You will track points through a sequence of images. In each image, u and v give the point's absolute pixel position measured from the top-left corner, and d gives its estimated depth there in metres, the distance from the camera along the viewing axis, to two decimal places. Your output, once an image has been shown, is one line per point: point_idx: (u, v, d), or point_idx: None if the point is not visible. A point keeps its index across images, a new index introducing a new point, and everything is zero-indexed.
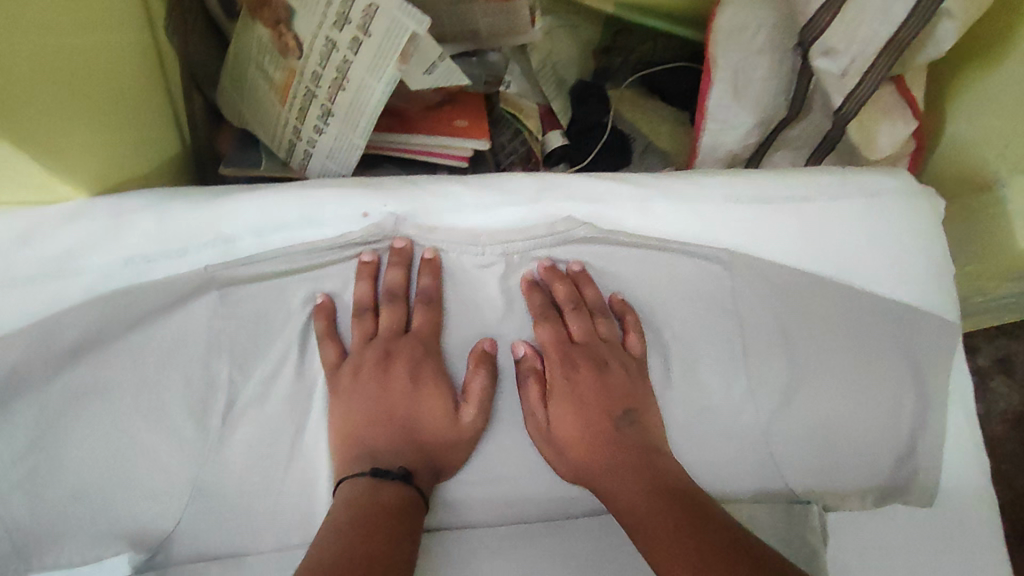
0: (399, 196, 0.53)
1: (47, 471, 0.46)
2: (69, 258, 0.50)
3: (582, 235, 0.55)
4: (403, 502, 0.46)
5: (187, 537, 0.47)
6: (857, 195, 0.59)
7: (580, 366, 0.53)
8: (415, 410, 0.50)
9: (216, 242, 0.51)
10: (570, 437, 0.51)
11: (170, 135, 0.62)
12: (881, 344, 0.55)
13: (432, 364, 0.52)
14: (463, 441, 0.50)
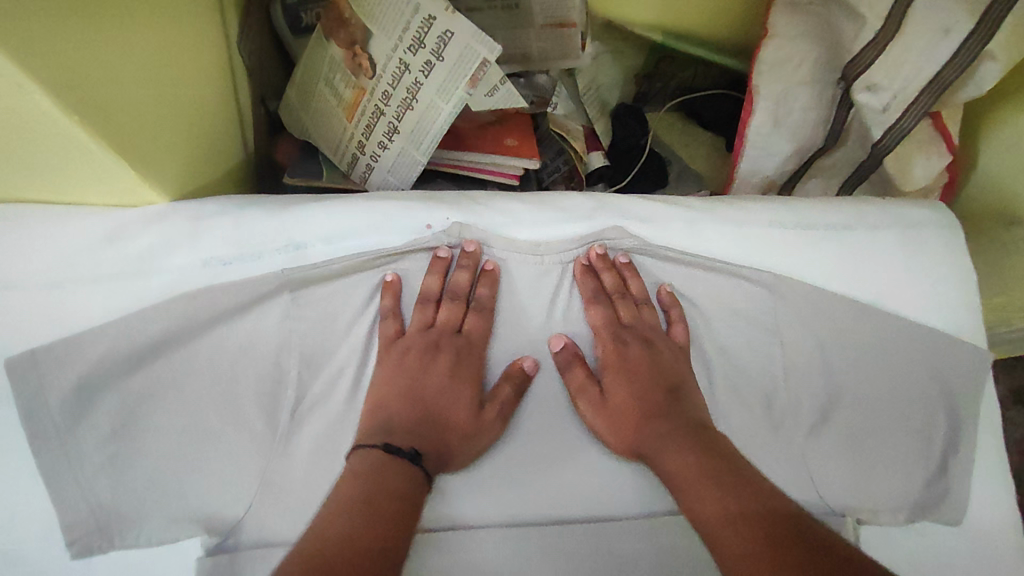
0: (461, 209, 0.58)
1: (127, 456, 0.49)
2: (149, 257, 0.53)
3: (631, 247, 0.58)
4: (410, 484, 0.47)
5: (256, 523, 0.48)
6: (896, 225, 0.62)
7: (630, 345, 0.55)
8: (447, 404, 0.52)
9: (287, 248, 0.54)
10: (623, 412, 0.53)
11: (236, 142, 0.65)
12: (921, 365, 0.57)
13: (474, 363, 0.54)
14: (478, 442, 0.52)
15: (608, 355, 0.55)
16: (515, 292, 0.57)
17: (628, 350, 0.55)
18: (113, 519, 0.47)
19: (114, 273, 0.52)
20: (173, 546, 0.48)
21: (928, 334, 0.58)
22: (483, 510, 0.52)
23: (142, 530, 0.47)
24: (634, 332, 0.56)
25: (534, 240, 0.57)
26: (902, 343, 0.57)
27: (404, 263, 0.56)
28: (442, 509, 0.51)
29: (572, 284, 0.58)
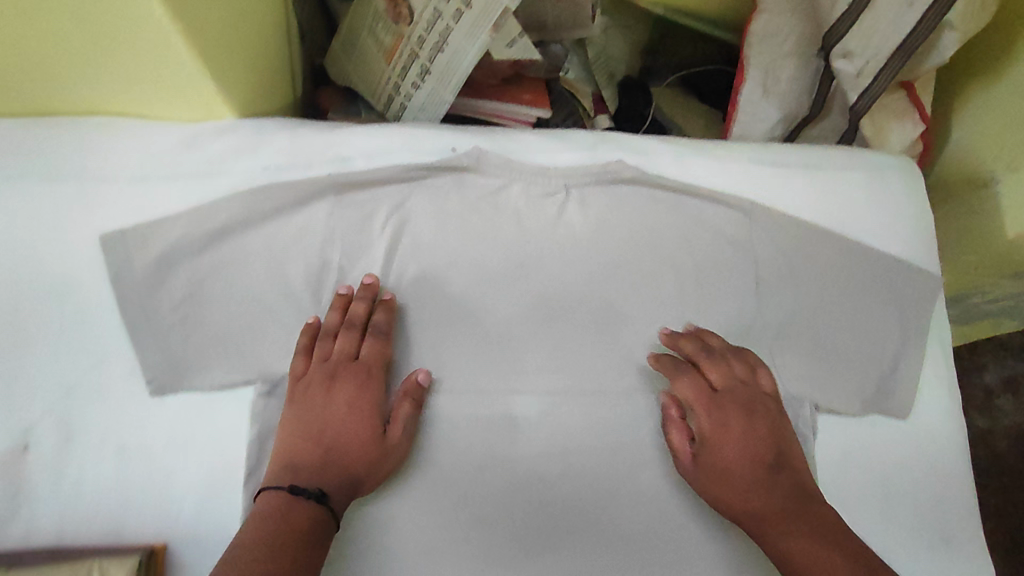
0: (484, 136, 0.67)
1: (195, 319, 0.58)
2: (219, 161, 0.63)
3: (630, 176, 0.66)
4: (311, 522, 0.50)
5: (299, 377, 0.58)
6: (862, 168, 0.70)
7: (727, 413, 0.59)
8: (351, 434, 0.56)
9: (334, 161, 0.64)
10: (724, 485, 0.57)
11: (290, 82, 0.75)
12: (877, 287, 0.65)
13: (373, 388, 0.58)
14: (387, 463, 0.56)
15: (711, 413, 0.59)
16: (526, 212, 0.65)
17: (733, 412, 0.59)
18: (186, 368, 0.57)
19: (189, 172, 0.62)
20: (237, 389, 0.57)
21: (886, 261, 0.66)
22: (494, 383, 0.60)
23: (204, 378, 0.57)
24: (734, 402, 0.59)
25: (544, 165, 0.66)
26: (862, 269, 0.66)
27: (430, 179, 0.64)
28: (460, 381, 0.60)
29: (573, 204, 0.66)
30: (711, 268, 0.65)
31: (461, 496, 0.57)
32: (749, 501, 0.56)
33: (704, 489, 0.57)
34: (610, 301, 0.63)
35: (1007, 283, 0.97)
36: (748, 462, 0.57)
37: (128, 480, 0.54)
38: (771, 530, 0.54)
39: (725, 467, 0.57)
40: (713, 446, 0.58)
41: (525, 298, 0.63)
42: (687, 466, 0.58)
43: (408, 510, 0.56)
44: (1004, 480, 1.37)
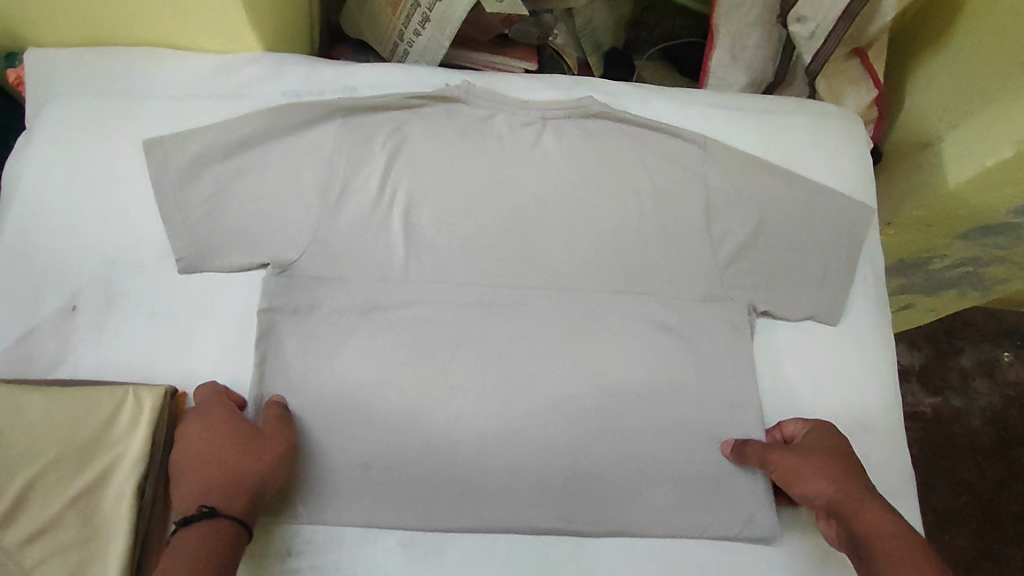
0: (476, 75, 0.77)
1: (218, 213, 0.66)
2: (247, 86, 0.73)
3: (596, 111, 0.74)
4: (206, 535, 0.51)
5: (305, 265, 0.66)
6: (808, 115, 0.80)
7: (834, 439, 0.63)
8: (224, 448, 0.56)
9: (343, 91, 0.75)
10: (825, 477, 0.59)
11: (307, 31, 0.86)
12: (818, 212, 0.74)
13: (225, 410, 0.59)
14: (265, 458, 0.56)
15: (806, 436, 0.64)
16: (507, 138, 0.73)
17: (835, 436, 0.64)
18: (208, 251, 0.66)
19: (219, 94, 0.73)
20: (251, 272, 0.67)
21: (826, 193, 0.74)
22: (472, 280, 0.69)
23: (227, 260, 0.66)
24: (823, 433, 0.64)
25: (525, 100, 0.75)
26: (807, 197, 0.74)
27: (429, 108, 0.73)
28: (444, 276, 0.69)
29: (549, 133, 0.74)
30: (672, 194, 0.73)
31: (439, 369, 0.66)
32: (847, 489, 0.58)
33: (793, 478, 0.61)
34: (581, 220, 0.72)
35: (958, 244, 1.05)
36: (842, 464, 0.60)
37: (158, 339, 0.64)
38: (863, 511, 0.57)
39: (824, 462, 0.60)
40: (811, 447, 0.62)
41: (506, 210, 0.71)
42: (780, 457, 0.62)
43: (384, 409, 0.64)
44: (977, 455, 1.41)
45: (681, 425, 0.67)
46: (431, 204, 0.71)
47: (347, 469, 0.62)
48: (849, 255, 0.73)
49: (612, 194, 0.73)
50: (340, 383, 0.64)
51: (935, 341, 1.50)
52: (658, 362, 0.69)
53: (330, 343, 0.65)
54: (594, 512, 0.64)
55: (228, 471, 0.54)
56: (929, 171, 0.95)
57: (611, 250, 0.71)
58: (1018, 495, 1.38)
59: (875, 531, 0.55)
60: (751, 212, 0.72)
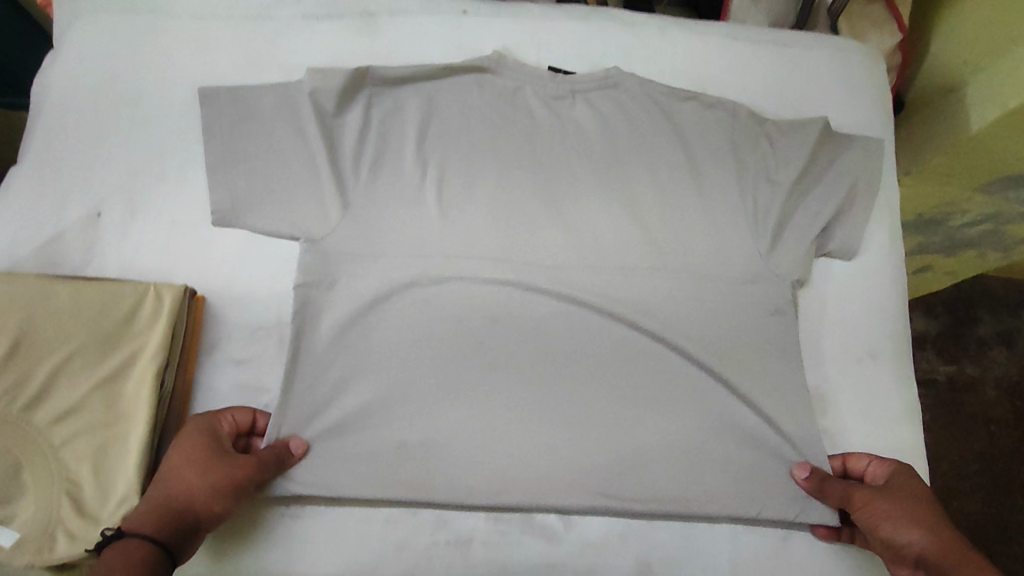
0: (490, 4, 0.78)
1: (232, 124, 0.66)
2: (269, 10, 0.75)
3: (623, 82, 0.72)
4: (118, 555, 0.47)
5: (311, 175, 0.65)
6: (826, 48, 0.80)
7: (923, 485, 0.57)
8: (181, 464, 0.52)
9: (362, 16, 0.76)
10: (919, 523, 0.52)
11: None
12: (865, 184, 0.71)
13: (212, 428, 0.55)
14: (213, 482, 0.51)
15: (894, 478, 0.59)
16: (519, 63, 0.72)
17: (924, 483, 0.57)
18: (235, 198, 0.64)
19: (242, 17, 0.74)
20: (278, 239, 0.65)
21: (863, 150, 0.72)
22: (485, 200, 0.68)
23: (229, 172, 0.64)
24: (911, 480, 0.57)
25: (554, 70, 0.73)
26: (849, 165, 0.71)
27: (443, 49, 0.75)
28: (452, 190, 0.68)
29: (581, 104, 0.72)
30: (706, 162, 0.70)
31: (472, 345, 0.64)
32: (939, 537, 0.51)
33: (879, 519, 0.55)
34: (601, 144, 0.70)
35: (978, 199, 1.04)
36: (938, 514, 0.53)
37: (178, 244, 0.65)
38: (961, 561, 0.48)
39: (918, 509, 0.54)
40: (897, 489, 0.56)
41: (520, 128, 0.70)
42: (863, 496, 0.57)
43: (391, 346, 0.63)
44: (991, 424, 1.39)
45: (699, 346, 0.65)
46: (445, 123, 0.70)
47: (386, 448, 0.60)
48: (870, 181, 0.71)
49: (648, 161, 0.70)
50: (355, 321, 0.63)
51: (952, 310, 1.49)
52: (669, 284, 0.67)
53: (371, 319, 0.63)
54: (640, 492, 0.61)
55: (172, 494, 0.51)
56: (953, 117, 0.93)
57: (626, 173, 0.70)
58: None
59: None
60: (788, 162, 0.69)
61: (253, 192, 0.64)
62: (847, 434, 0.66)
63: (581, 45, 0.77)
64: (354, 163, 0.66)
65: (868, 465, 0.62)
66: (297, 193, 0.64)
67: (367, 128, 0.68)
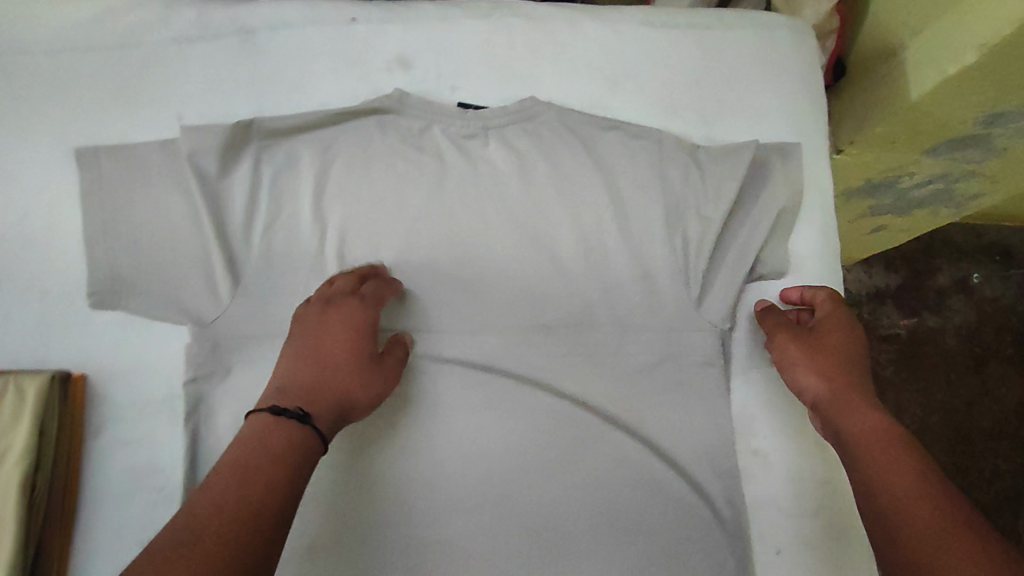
0: (381, 7, 0.70)
1: (106, 189, 0.61)
2: (130, 34, 0.66)
3: (538, 117, 0.68)
4: (295, 439, 0.48)
5: (202, 244, 0.61)
6: (750, 27, 0.74)
7: (845, 333, 0.61)
8: (345, 358, 0.56)
9: (238, 32, 0.67)
10: (820, 372, 0.59)
11: None
12: (795, 207, 0.68)
13: (369, 322, 0.58)
14: (370, 387, 0.57)
15: (825, 320, 0.63)
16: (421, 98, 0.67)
17: (849, 328, 0.62)
18: (122, 276, 0.60)
19: (100, 45, 0.65)
20: (168, 325, 0.60)
21: (794, 164, 0.69)
22: (398, 242, 0.64)
23: (111, 247, 0.60)
24: (836, 328, 0.62)
25: (465, 106, 0.68)
26: (777, 187, 0.68)
27: (334, 67, 0.68)
28: (352, 237, 0.64)
29: (495, 143, 0.67)
30: (629, 196, 0.67)
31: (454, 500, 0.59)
32: (836, 385, 0.58)
33: (791, 364, 0.61)
34: (513, 167, 0.66)
35: (926, 161, 1.01)
36: (845, 363, 0.59)
37: (50, 320, 0.59)
38: (850, 411, 0.55)
39: (824, 358, 0.60)
40: (817, 338, 0.61)
41: (422, 165, 0.66)
42: (783, 339, 0.62)
43: None
44: (951, 373, 1.40)
45: (621, 376, 0.63)
46: (343, 166, 0.65)
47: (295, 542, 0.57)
48: (796, 200, 0.68)
49: (569, 198, 0.67)
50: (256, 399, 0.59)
51: (911, 261, 1.47)
52: (587, 316, 0.64)
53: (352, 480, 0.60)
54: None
55: (339, 383, 0.55)
56: (890, 84, 0.89)
57: (542, 200, 0.66)
58: (990, 410, 1.38)
59: (854, 425, 0.54)
60: (717, 189, 0.67)
61: (139, 269, 0.60)
62: (780, 450, 0.64)
63: (485, 47, 0.70)
64: (246, 218, 0.62)
65: (819, 294, 0.65)
66: (191, 266, 0.61)
67: (257, 178, 0.63)
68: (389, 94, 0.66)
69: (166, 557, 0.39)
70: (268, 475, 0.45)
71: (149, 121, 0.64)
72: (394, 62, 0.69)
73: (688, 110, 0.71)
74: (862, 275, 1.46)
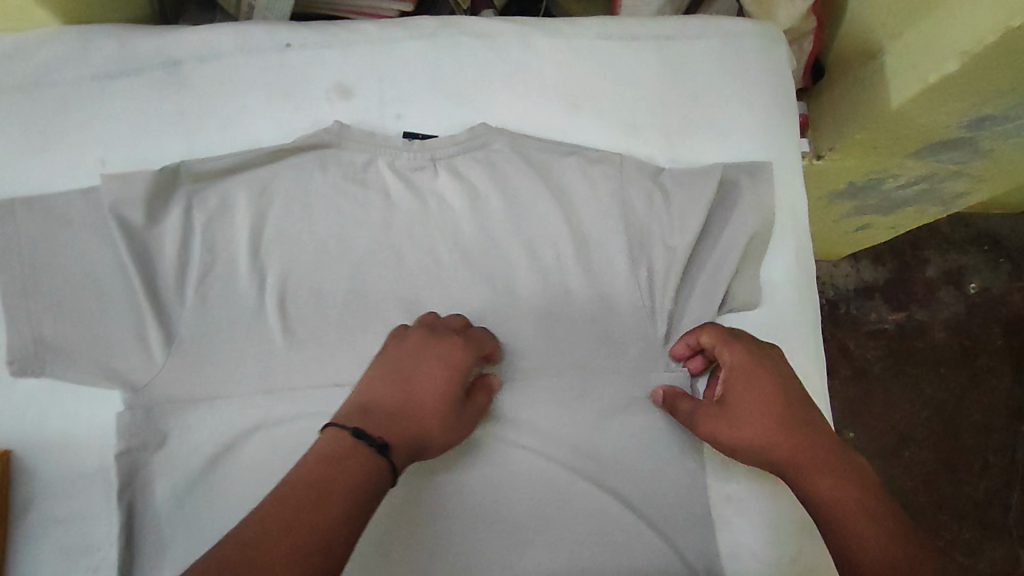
0: (318, 31, 0.65)
1: (22, 245, 0.56)
2: (44, 71, 0.60)
3: (491, 147, 0.63)
4: (371, 472, 0.46)
5: (131, 299, 0.57)
6: (716, 37, 0.69)
7: (765, 381, 0.56)
8: (435, 396, 0.53)
9: (164, 65, 0.62)
10: (761, 445, 0.55)
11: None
12: (766, 232, 0.65)
13: (468, 362, 0.55)
14: (450, 429, 0.54)
15: (740, 377, 0.57)
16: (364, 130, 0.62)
17: (765, 371, 0.57)
18: (46, 339, 0.55)
19: (11, 86, 0.60)
20: (98, 389, 0.56)
21: (764, 186, 0.65)
22: (342, 288, 0.60)
23: (30, 308, 0.56)
24: (755, 379, 0.56)
25: (412, 136, 0.63)
26: (748, 212, 0.64)
27: (271, 99, 0.63)
28: (294, 285, 0.60)
29: (445, 176, 0.63)
30: (590, 229, 0.63)
31: (518, 544, 0.57)
32: (785, 453, 0.54)
33: (735, 447, 0.56)
34: (464, 203, 0.63)
35: (909, 163, 0.97)
36: (783, 417, 0.55)
37: None
38: (810, 475, 0.53)
39: (761, 428, 0.55)
40: (742, 407, 0.56)
41: (366, 204, 0.61)
42: (710, 424, 0.56)
43: (238, 503, 0.55)
44: (941, 368, 1.29)
45: (581, 422, 0.60)
46: (282, 208, 0.60)
47: None
48: (767, 225, 0.64)
49: (527, 234, 0.63)
50: (195, 465, 0.55)
51: (899, 253, 1.35)
52: (546, 359, 0.61)
53: (406, 526, 0.57)
54: None
55: (417, 420, 0.51)
56: (870, 87, 0.84)
57: (496, 237, 0.63)
58: (981, 406, 1.27)
59: (817, 492, 0.52)
60: (683, 218, 0.63)
61: (64, 330, 0.56)
62: (754, 493, 0.61)
63: (432, 70, 0.65)
64: (178, 270, 0.58)
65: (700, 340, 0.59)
66: (119, 326, 0.56)
67: (189, 225, 0.59)
68: (328, 127, 0.62)
69: (222, 571, 0.39)
70: (343, 509, 0.43)
71: (71, 168, 0.60)
72: (334, 91, 0.64)
73: (652, 130, 0.66)
74: (847, 270, 1.34)
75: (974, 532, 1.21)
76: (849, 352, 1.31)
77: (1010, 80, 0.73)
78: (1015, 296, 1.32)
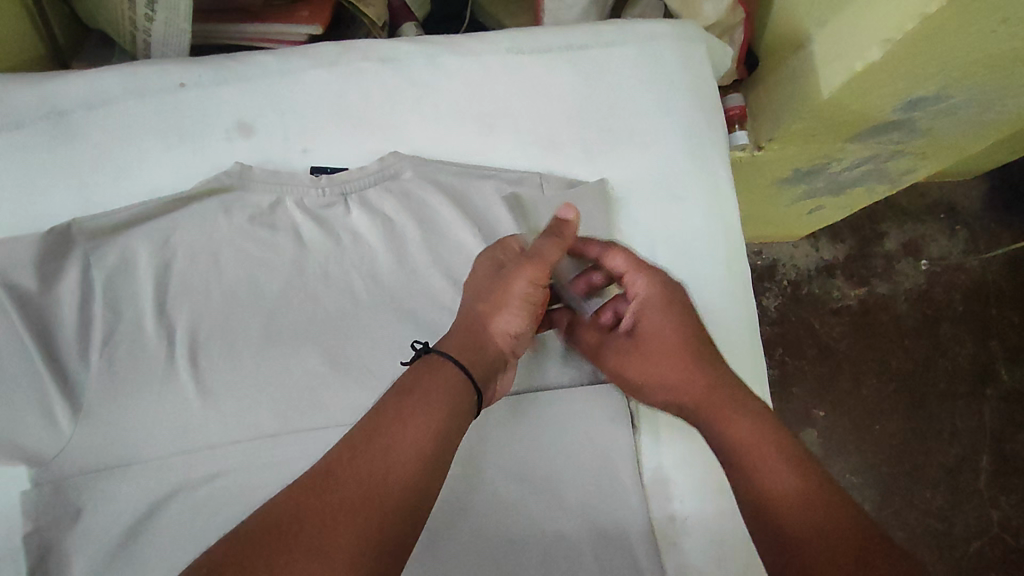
0: (213, 67, 0.62)
1: None
2: None
3: (403, 176, 0.61)
4: (420, 372, 0.48)
5: (22, 371, 0.52)
6: (632, 41, 0.67)
7: (643, 320, 0.57)
8: (472, 295, 0.55)
9: (49, 115, 0.59)
10: (671, 380, 0.54)
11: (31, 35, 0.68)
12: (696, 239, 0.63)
13: (484, 260, 0.57)
14: (501, 310, 0.54)
15: (644, 312, 0.58)
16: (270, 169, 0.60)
17: (676, 314, 0.57)
18: None
19: None
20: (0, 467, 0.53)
21: (689, 192, 0.64)
22: (257, 337, 0.57)
23: None
24: (652, 317, 0.57)
25: (320, 171, 0.61)
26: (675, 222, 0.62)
27: (168, 145, 0.60)
28: (204, 337, 0.57)
29: (358, 209, 0.61)
30: None
31: (541, 552, 0.55)
32: (692, 395, 0.53)
33: (635, 382, 0.57)
34: (380, 237, 0.60)
35: (851, 146, 0.95)
36: (689, 354, 0.55)
37: None
38: (718, 417, 0.51)
39: (669, 356, 0.55)
40: (643, 340, 0.57)
41: (277, 245, 0.59)
42: (613, 357, 0.58)
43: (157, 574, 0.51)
44: (904, 339, 1.28)
45: (559, 437, 0.58)
46: (189, 256, 0.58)
47: None
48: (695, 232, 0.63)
49: (448, 263, 0.60)
50: (109, 539, 0.52)
51: (857, 229, 1.33)
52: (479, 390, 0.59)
53: (429, 547, 0.54)
54: None
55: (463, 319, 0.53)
56: (803, 77, 0.83)
57: (417, 269, 0.60)
58: (945, 372, 1.27)
59: (728, 442, 0.49)
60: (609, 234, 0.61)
61: None
62: None
63: (337, 99, 0.63)
64: (78, 333, 0.55)
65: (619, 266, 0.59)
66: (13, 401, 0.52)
67: (88, 285, 0.56)
68: (230, 167, 0.59)
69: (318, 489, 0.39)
70: (423, 435, 0.44)
71: None
72: (234, 130, 0.61)
73: (570, 143, 0.64)
74: (806, 249, 1.33)
75: (946, 497, 1.21)
76: (814, 332, 1.29)
77: (937, 64, 0.72)
78: (971, 264, 1.31)
